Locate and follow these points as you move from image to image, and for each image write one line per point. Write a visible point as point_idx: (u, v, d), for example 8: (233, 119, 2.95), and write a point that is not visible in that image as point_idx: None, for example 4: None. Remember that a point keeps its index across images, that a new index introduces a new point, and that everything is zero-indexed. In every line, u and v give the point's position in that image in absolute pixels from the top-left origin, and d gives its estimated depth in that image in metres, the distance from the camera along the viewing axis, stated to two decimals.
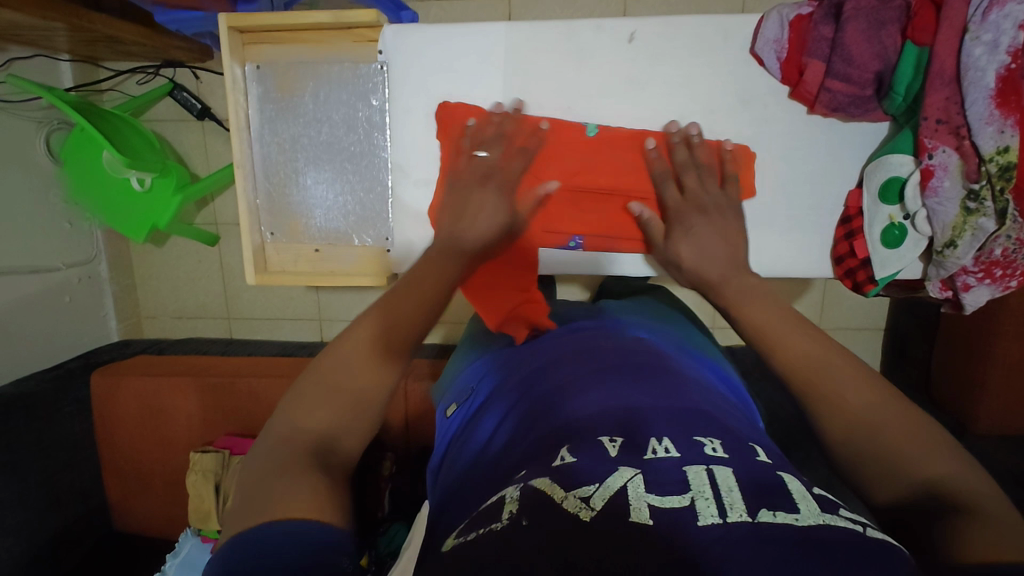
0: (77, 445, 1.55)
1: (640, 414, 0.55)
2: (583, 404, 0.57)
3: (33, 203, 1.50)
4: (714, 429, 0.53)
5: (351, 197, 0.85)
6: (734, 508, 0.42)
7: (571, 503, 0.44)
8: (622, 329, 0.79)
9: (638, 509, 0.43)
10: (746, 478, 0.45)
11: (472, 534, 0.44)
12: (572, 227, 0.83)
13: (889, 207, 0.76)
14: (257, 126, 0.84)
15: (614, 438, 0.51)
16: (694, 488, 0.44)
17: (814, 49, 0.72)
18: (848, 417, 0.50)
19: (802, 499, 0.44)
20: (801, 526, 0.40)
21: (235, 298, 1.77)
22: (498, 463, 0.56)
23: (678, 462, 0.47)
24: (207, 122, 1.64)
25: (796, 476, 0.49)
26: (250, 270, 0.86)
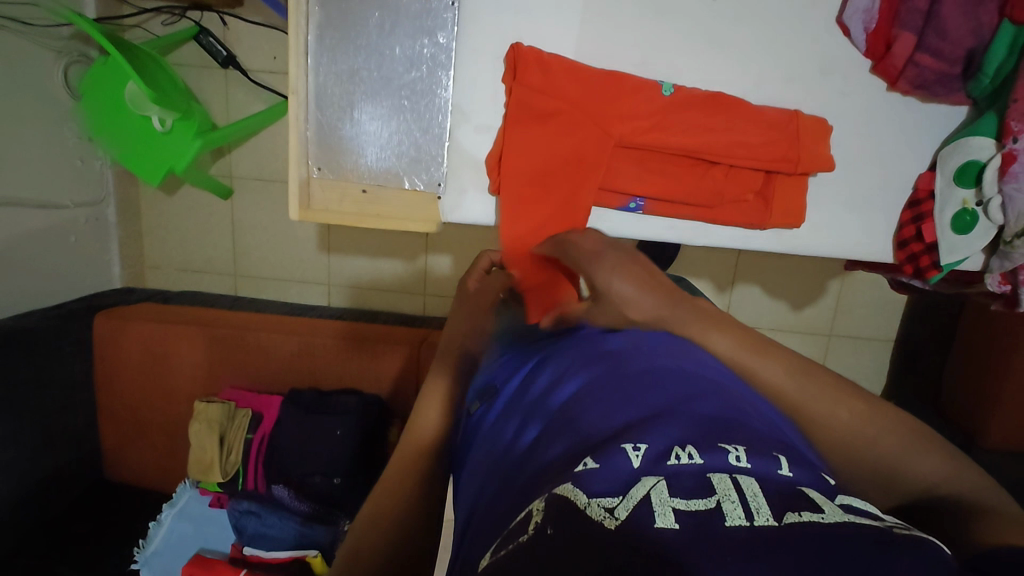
0: (75, 388, 1.51)
1: (670, 414, 0.48)
2: (608, 415, 0.50)
3: (46, 134, 1.44)
4: (752, 433, 0.46)
5: (407, 137, 0.83)
6: (762, 513, 0.36)
7: (594, 511, 0.38)
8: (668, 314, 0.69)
9: (664, 514, 0.37)
10: (771, 486, 0.39)
11: (501, 552, 0.39)
12: (645, 184, 0.79)
13: (965, 191, 0.74)
14: (315, 54, 0.81)
15: (639, 446, 0.44)
16: (719, 491, 0.39)
17: (908, 20, 0.70)
18: (832, 424, 0.52)
19: (825, 505, 0.38)
20: (830, 525, 0.34)
21: (243, 254, 1.71)
22: (516, 476, 0.49)
23: (702, 469, 0.41)
24: (231, 71, 1.59)
25: (825, 487, 0.42)
26: (294, 204, 0.83)
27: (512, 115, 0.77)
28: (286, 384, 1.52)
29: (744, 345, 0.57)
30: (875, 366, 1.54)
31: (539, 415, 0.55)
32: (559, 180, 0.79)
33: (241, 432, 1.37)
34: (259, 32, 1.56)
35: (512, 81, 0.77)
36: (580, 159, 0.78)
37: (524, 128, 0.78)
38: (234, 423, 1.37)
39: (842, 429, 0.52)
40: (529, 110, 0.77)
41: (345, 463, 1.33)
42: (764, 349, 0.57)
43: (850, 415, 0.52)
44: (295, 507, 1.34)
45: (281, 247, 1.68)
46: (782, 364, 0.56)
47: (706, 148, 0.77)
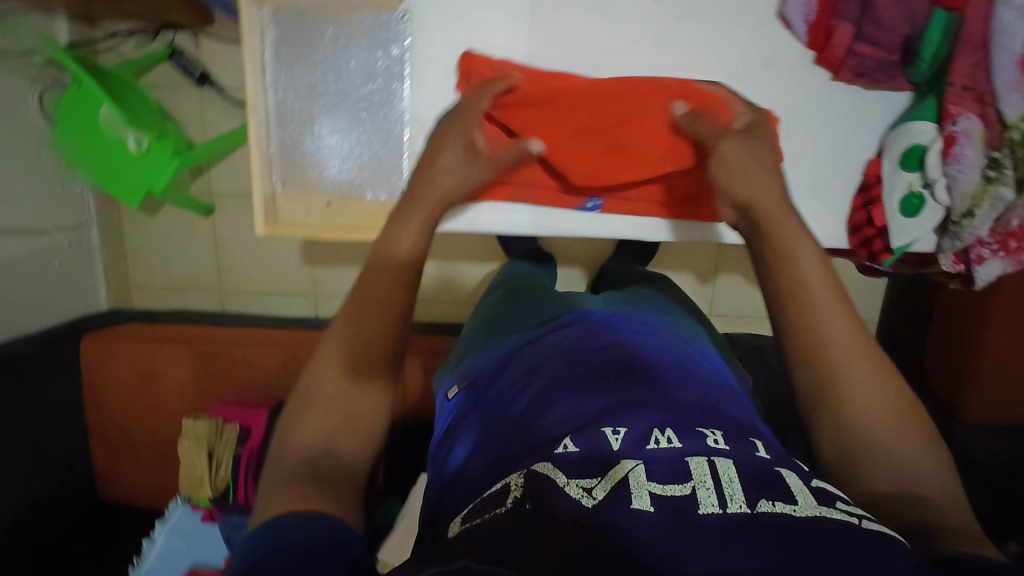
0: (66, 411, 1.52)
1: (640, 404, 0.58)
2: (579, 398, 0.61)
3: (25, 162, 1.45)
4: (717, 423, 0.57)
5: (368, 149, 0.85)
6: (734, 499, 0.45)
7: (573, 490, 0.47)
8: (638, 324, 0.79)
9: (640, 496, 0.46)
10: (747, 469, 0.49)
11: (478, 518, 0.48)
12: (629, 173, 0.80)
13: (910, 174, 0.76)
14: (273, 71, 0.82)
15: (618, 430, 0.54)
16: (695, 478, 0.48)
17: (845, 11, 0.71)
18: (853, 398, 0.54)
19: (798, 492, 0.47)
20: (801, 517, 0.44)
21: (228, 270, 1.72)
22: (501, 454, 0.59)
23: (680, 453, 0.51)
24: (206, 89, 1.60)
25: (797, 469, 0.51)
26: (260, 221, 0.85)
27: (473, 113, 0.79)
28: (275, 396, 1.54)
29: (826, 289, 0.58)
30: None
31: (516, 398, 0.66)
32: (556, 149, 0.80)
33: (230, 446, 1.36)
34: (231, 49, 1.58)
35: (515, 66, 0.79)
36: (607, 122, 0.78)
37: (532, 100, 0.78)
38: (222, 439, 1.37)
39: (871, 407, 0.54)
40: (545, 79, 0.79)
41: None
42: (839, 300, 0.58)
43: (883, 384, 0.55)
44: None
45: (263, 260, 1.69)
46: (849, 323, 0.57)
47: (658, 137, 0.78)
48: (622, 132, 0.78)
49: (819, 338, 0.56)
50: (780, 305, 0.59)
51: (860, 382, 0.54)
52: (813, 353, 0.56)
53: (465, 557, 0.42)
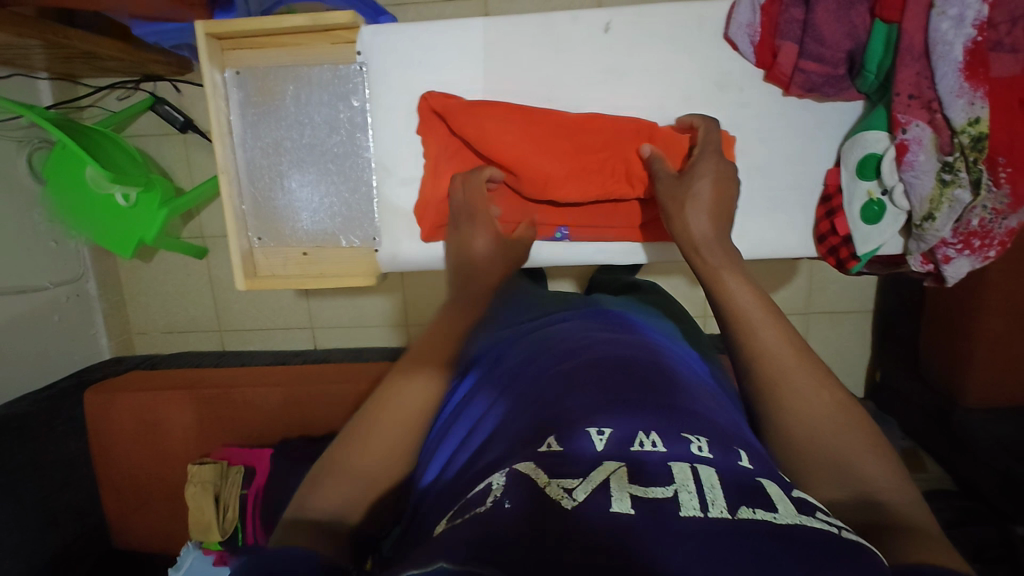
0: (74, 464, 1.54)
1: (633, 404, 0.55)
2: (569, 395, 0.58)
3: (19, 223, 1.47)
4: (706, 426, 0.53)
5: (337, 198, 0.87)
6: (716, 504, 0.42)
7: (553, 491, 0.44)
8: (622, 326, 0.78)
9: (620, 499, 0.43)
10: (729, 477, 0.46)
11: (459, 518, 0.44)
12: (592, 190, 0.80)
13: (867, 183, 0.78)
14: (240, 132, 0.85)
15: (603, 431, 0.51)
16: (678, 481, 0.44)
17: (787, 31, 0.73)
18: (802, 396, 0.55)
19: (779, 501, 0.44)
20: (782, 523, 0.40)
21: (226, 310, 1.74)
22: (480, 455, 0.56)
23: (664, 457, 0.48)
24: (190, 135, 1.62)
25: (779, 479, 0.48)
26: (239, 276, 0.87)
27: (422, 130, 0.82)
28: (277, 433, 1.55)
29: (758, 304, 0.61)
30: (857, 339, 1.53)
31: (495, 404, 0.64)
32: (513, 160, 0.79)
33: (236, 488, 1.39)
34: None
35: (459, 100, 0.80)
36: (567, 134, 0.80)
37: (497, 116, 0.79)
38: (227, 481, 1.40)
39: (807, 406, 0.54)
40: (507, 107, 0.80)
41: None
42: (774, 319, 0.60)
43: (812, 384, 0.56)
44: None
45: (258, 298, 1.71)
46: (780, 329, 0.59)
47: (606, 142, 0.80)
48: (585, 158, 0.80)
49: (757, 338, 0.59)
50: (725, 320, 0.62)
51: (797, 380, 0.56)
52: (756, 357, 0.58)
53: (440, 560, 0.39)
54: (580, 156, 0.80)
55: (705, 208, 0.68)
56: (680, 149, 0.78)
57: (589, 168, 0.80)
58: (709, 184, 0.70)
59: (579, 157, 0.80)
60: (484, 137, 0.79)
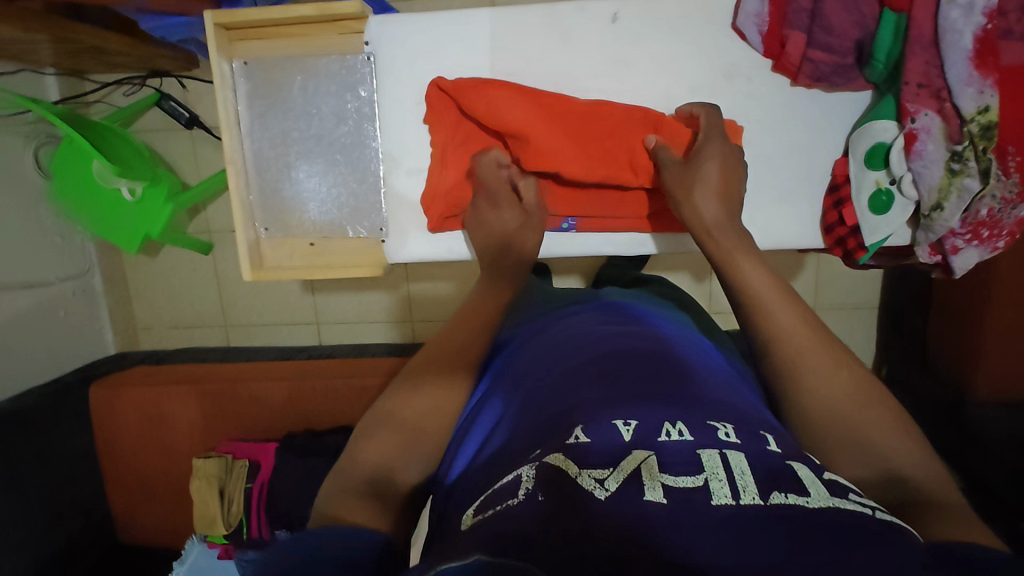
0: (80, 458, 1.55)
1: (653, 398, 0.56)
2: (591, 389, 0.59)
3: (25, 217, 1.48)
4: (729, 416, 0.55)
5: (344, 189, 0.87)
6: (747, 491, 0.43)
7: (585, 482, 0.45)
8: (637, 318, 0.80)
9: (653, 489, 0.44)
10: (758, 461, 0.47)
11: (488, 511, 0.45)
12: (593, 176, 0.80)
13: (876, 172, 0.78)
14: (247, 122, 0.85)
15: (629, 421, 0.53)
16: (707, 469, 0.46)
17: (795, 20, 0.73)
18: (822, 376, 0.58)
19: (810, 484, 0.45)
20: (813, 508, 0.42)
21: (231, 305, 1.74)
22: (506, 445, 0.57)
23: (692, 445, 0.49)
24: (196, 131, 1.62)
25: (808, 462, 0.50)
26: (245, 266, 0.87)
27: (429, 112, 0.82)
28: (282, 427, 1.56)
29: (769, 288, 0.64)
30: (864, 335, 1.52)
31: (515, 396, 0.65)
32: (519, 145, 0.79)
33: (240, 482, 1.40)
34: None
35: (464, 79, 0.79)
36: (573, 121, 0.80)
37: (507, 99, 0.78)
38: (232, 475, 1.41)
39: (826, 387, 0.57)
40: (512, 89, 0.79)
41: None
42: (787, 301, 0.63)
43: (830, 361, 0.59)
44: None
45: (263, 293, 1.70)
46: (794, 311, 0.62)
47: (613, 129, 0.80)
48: (591, 146, 0.80)
49: (770, 320, 0.62)
50: (741, 303, 0.65)
51: (813, 360, 0.59)
52: (772, 341, 0.61)
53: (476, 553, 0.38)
54: (583, 142, 0.80)
55: (713, 192, 0.71)
56: (683, 138, 0.78)
57: (593, 154, 0.80)
58: (716, 166, 0.72)
59: (582, 143, 0.80)
60: (492, 124, 0.78)
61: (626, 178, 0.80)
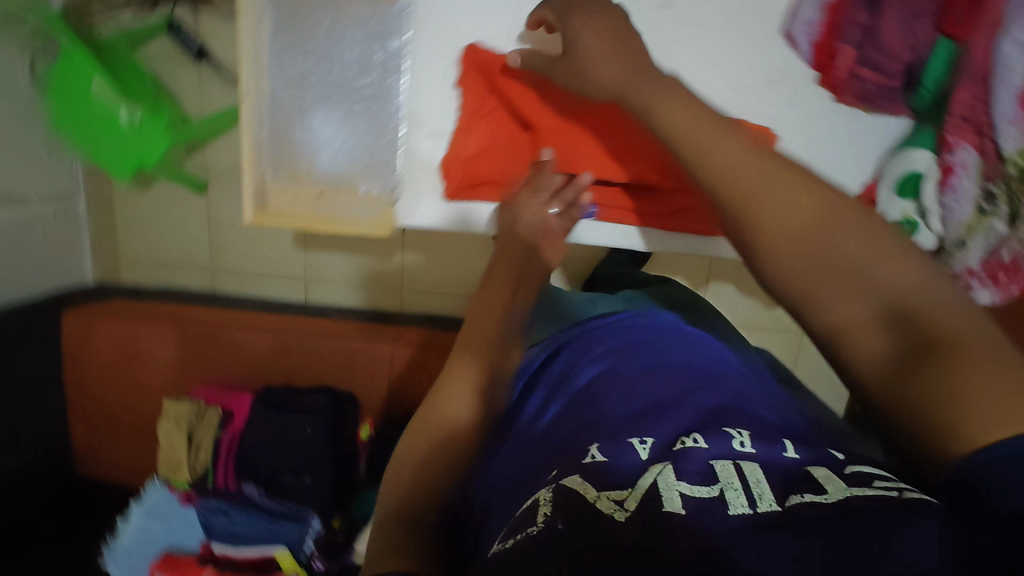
0: (45, 385, 1.50)
1: (662, 417, 0.62)
2: (605, 413, 0.64)
3: (12, 129, 1.40)
4: (741, 425, 0.60)
5: (360, 142, 0.84)
6: (763, 499, 0.46)
7: (603, 505, 0.48)
8: (647, 330, 0.84)
9: (671, 500, 0.47)
10: (775, 471, 0.51)
11: (509, 540, 0.48)
12: (622, 176, 0.82)
13: (905, 202, 0.77)
14: (265, 57, 0.80)
15: (645, 440, 0.58)
16: (723, 481, 0.49)
17: (847, 35, 0.72)
18: (776, 222, 0.50)
19: (827, 481, 0.48)
20: (832, 502, 0.44)
21: (221, 250, 1.67)
22: (528, 464, 0.61)
23: (707, 455, 0.53)
24: (204, 65, 1.55)
25: (826, 461, 0.53)
26: (247, 208, 0.82)
27: (467, 93, 0.81)
28: (261, 381, 1.53)
29: (718, 144, 0.54)
30: None
31: (536, 423, 0.70)
32: (551, 133, 0.81)
33: (211, 429, 1.37)
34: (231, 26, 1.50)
35: (499, 59, 0.80)
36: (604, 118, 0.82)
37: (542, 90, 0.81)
38: (202, 421, 1.38)
39: (787, 225, 0.50)
40: (530, 96, 0.81)
41: (315, 463, 1.33)
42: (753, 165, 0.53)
43: (790, 199, 0.51)
44: (265, 505, 1.35)
45: (253, 242, 1.64)
46: (756, 166, 0.52)
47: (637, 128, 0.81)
48: (609, 142, 0.82)
49: (712, 170, 0.53)
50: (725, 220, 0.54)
51: (763, 200, 0.51)
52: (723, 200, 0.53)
53: None
54: (612, 138, 0.82)
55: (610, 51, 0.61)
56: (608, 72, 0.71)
57: (622, 149, 0.82)
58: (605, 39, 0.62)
59: (609, 137, 0.82)
60: (529, 109, 0.81)
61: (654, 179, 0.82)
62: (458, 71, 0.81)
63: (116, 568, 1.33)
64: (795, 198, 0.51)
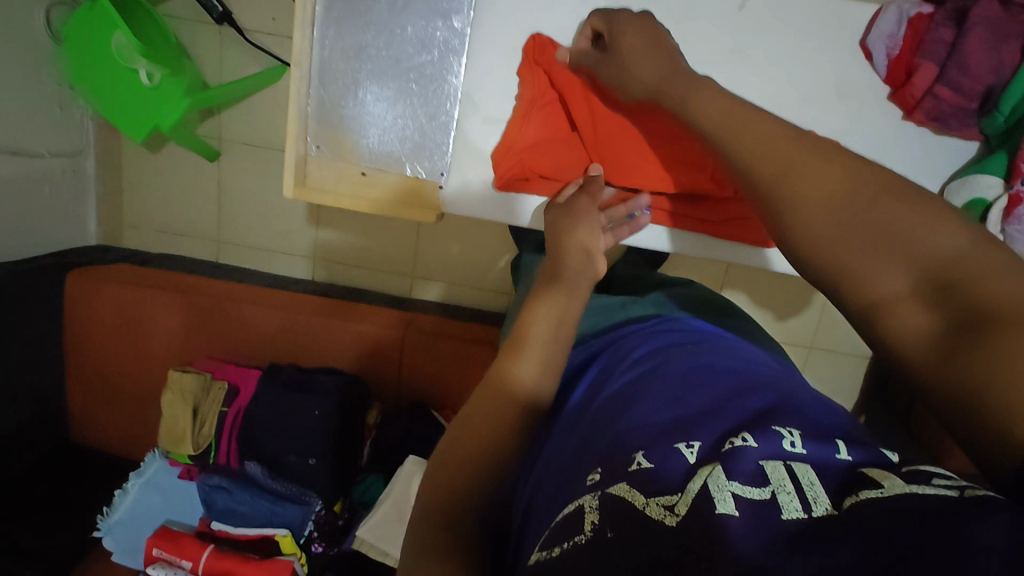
0: (44, 345, 1.46)
1: (712, 417, 0.53)
2: (646, 410, 0.56)
3: (25, 79, 1.33)
4: (793, 423, 0.50)
5: (412, 122, 0.81)
6: (819, 503, 0.39)
7: (654, 511, 0.42)
8: (690, 330, 0.76)
9: (723, 500, 0.41)
10: (830, 474, 0.43)
11: (553, 549, 0.43)
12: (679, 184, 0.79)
13: None
14: (323, 26, 0.79)
15: (693, 444, 0.49)
16: (774, 481, 0.42)
17: (932, 50, 0.73)
18: (809, 196, 0.51)
19: (884, 478, 0.40)
20: (890, 499, 0.37)
21: (229, 219, 1.61)
22: (567, 471, 0.53)
23: (757, 454, 0.44)
24: (226, 29, 1.45)
25: (883, 460, 0.44)
26: (288, 182, 0.82)
27: (526, 90, 0.79)
28: (268, 358, 1.50)
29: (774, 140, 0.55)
30: (850, 381, 1.54)
31: (571, 422, 0.61)
32: (606, 138, 0.79)
33: (216, 404, 1.34)
34: None
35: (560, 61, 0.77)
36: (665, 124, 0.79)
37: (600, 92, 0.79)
38: (208, 396, 1.34)
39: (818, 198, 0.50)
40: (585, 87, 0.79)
41: (320, 445, 1.30)
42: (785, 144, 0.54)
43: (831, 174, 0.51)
44: (268, 486, 1.34)
45: (265, 215, 1.59)
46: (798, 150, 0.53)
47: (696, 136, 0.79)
48: (670, 145, 0.80)
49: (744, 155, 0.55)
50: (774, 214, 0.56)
51: (802, 174, 0.52)
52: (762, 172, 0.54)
53: None
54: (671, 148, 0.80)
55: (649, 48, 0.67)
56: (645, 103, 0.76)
57: (679, 161, 0.80)
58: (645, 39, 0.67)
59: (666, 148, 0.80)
60: (587, 112, 0.79)
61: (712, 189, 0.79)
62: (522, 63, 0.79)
63: (111, 539, 1.35)
64: (828, 171, 0.50)
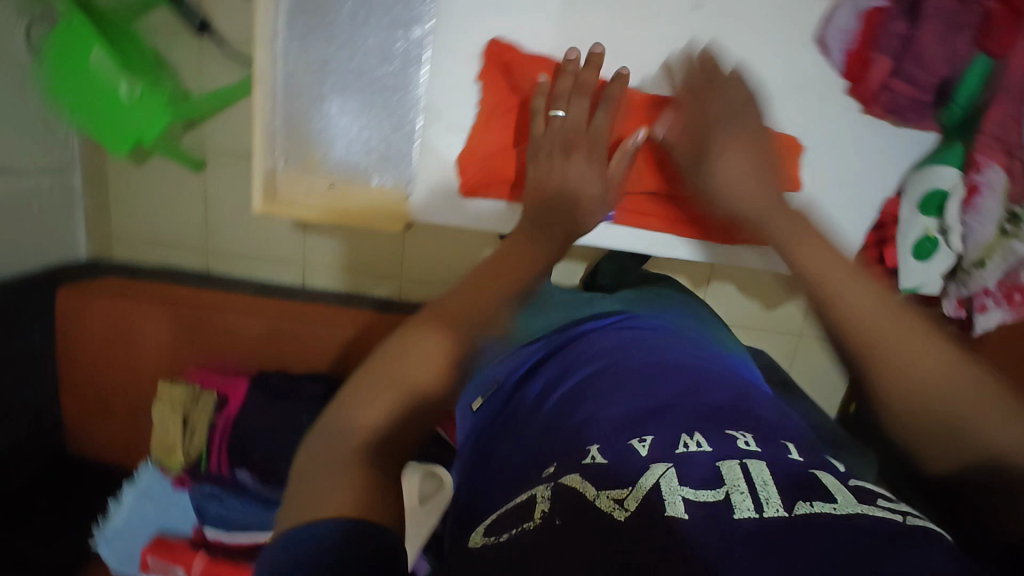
0: (40, 359, 1.48)
1: (664, 412, 0.56)
2: (607, 405, 0.58)
3: (7, 99, 1.34)
4: (737, 420, 0.54)
5: (377, 133, 0.83)
6: (771, 504, 0.42)
7: (603, 503, 0.44)
8: (655, 329, 0.78)
9: (673, 503, 0.43)
10: (781, 471, 0.46)
11: (502, 535, 0.45)
12: (645, 181, 0.84)
13: (927, 219, 0.84)
14: (285, 42, 0.79)
15: (645, 438, 0.52)
16: (728, 482, 0.45)
17: (887, 44, 0.75)
18: (897, 361, 0.57)
19: (837, 491, 0.44)
20: (842, 515, 0.41)
21: (215, 228, 1.62)
22: (529, 461, 0.55)
23: (712, 457, 0.48)
24: (206, 39, 1.44)
25: (832, 468, 0.49)
26: (257, 196, 0.84)
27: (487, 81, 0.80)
28: (256, 365, 1.51)
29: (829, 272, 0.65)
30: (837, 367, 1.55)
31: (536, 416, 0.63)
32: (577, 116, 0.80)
33: (207, 413, 1.35)
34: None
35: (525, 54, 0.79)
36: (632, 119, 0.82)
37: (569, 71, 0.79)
38: (197, 405, 1.36)
39: (909, 364, 0.56)
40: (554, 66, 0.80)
41: None
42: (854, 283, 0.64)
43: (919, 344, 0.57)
44: (258, 492, 1.33)
45: (252, 224, 1.60)
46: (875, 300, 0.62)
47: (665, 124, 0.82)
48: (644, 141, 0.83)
49: (836, 310, 0.63)
50: None
51: (889, 347, 0.58)
52: (840, 326, 0.62)
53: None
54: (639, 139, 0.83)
55: (743, 161, 0.73)
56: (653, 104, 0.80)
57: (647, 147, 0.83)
58: (743, 158, 0.74)
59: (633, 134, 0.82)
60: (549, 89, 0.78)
61: (676, 184, 0.84)
62: (483, 62, 0.80)
63: (107, 548, 1.37)
64: (931, 345, 0.57)
